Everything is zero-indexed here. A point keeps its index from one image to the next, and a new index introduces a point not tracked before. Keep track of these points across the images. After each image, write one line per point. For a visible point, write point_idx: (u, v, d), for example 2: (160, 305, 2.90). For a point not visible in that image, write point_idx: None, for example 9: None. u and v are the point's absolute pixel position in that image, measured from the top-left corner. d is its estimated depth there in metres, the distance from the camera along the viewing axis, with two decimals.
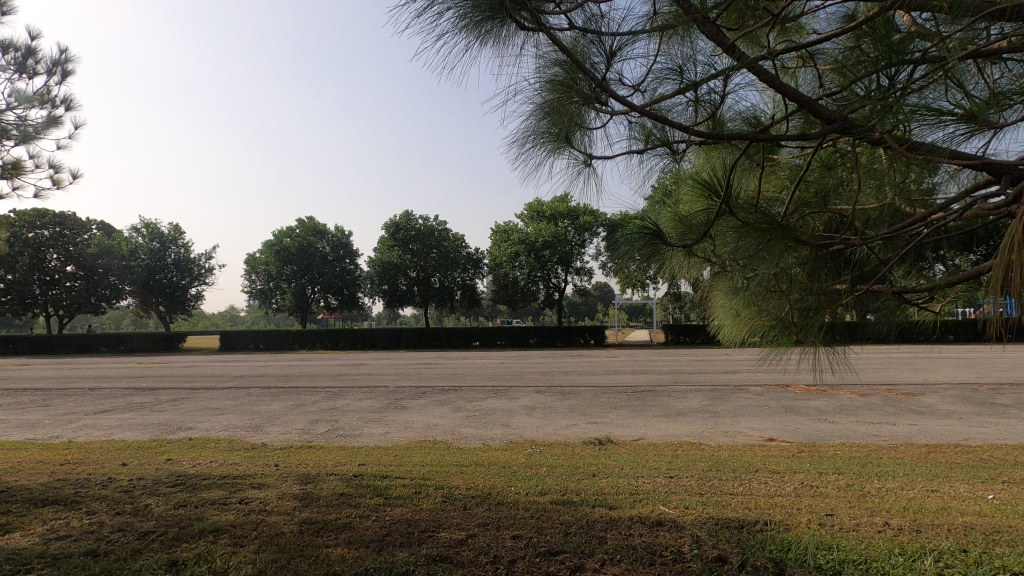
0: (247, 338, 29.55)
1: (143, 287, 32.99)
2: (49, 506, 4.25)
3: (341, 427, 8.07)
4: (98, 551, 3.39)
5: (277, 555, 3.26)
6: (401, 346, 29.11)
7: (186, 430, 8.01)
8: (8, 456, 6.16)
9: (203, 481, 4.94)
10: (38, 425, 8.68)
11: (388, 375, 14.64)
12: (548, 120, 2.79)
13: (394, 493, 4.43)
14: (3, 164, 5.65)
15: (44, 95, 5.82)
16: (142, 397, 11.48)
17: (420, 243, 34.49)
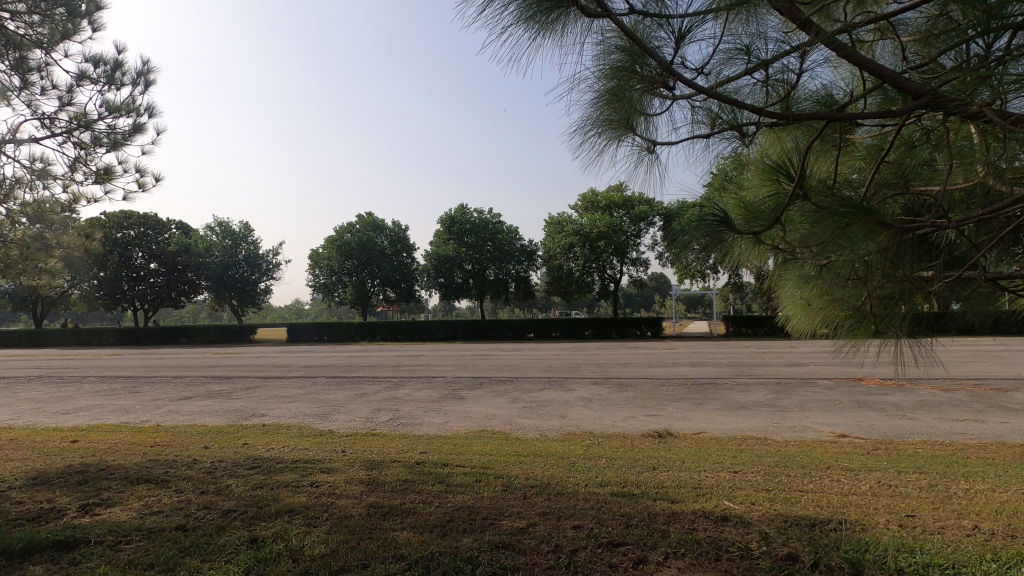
0: (311, 329, 30.79)
1: (218, 283, 35.28)
2: (143, 484, 4.63)
3: (402, 416, 8.33)
4: (187, 526, 3.66)
5: (348, 536, 3.40)
6: (457, 337, 29.67)
7: (259, 417, 8.47)
8: (106, 438, 6.74)
9: (276, 465, 5.23)
10: (130, 410, 9.43)
11: (445, 366, 14.97)
12: (607, 108, 2.76)
13: (456, 481, 4.54)
14: (96, 170, 6.13)
15: (129, 105, 6.24)
16: (219, 385, 12.25)
17: (474, 236, 34.95)
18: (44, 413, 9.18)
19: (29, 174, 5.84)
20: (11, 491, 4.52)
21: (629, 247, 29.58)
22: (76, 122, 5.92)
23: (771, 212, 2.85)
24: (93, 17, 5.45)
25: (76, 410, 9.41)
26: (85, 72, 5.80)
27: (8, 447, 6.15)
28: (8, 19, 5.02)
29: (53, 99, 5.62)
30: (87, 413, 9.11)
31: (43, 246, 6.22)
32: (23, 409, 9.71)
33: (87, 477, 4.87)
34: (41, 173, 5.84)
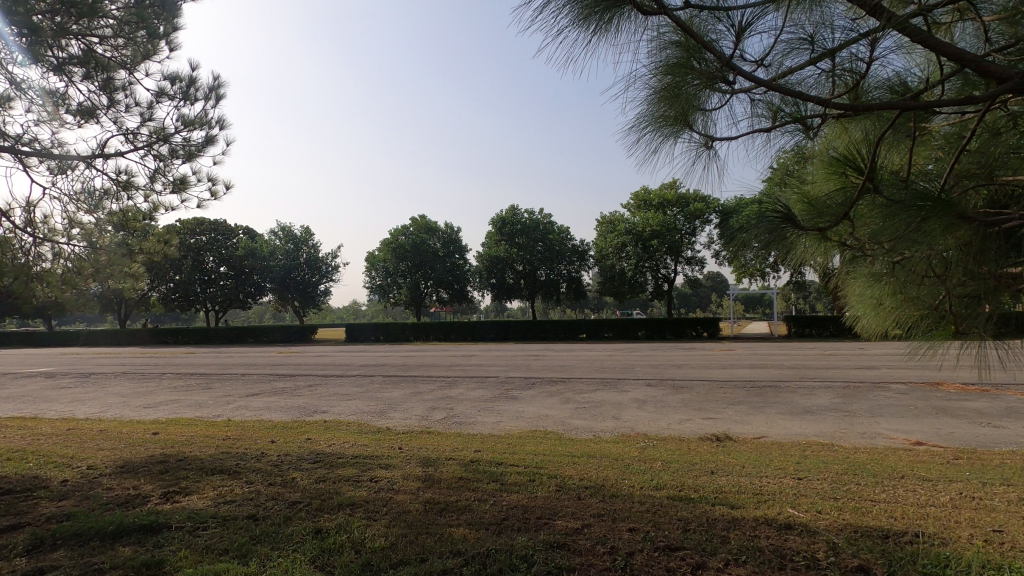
0: (368, 330, 31.73)
1: (281, 285, 36.97)
2: (217, 474, 4.93)
3: (456, 415, 8.47)
4: (257, 515, 3.87)
5: (406, 530, 3.50)
6: (508, 337, 29.85)
7: (321, 414, 8.82)
8: (183, 431, 7.20)
9: (337, 459, 5.43)
10: (204, 404, 10.03)
11: (497, 366, 15.11)
12: (663, 105, 2.73)
13: (510, 480, 4.58)
14: (173, 181, 6.57)
15: (202, 118, 6.65)
16: (283, 382, 12.84)
17: (525, 236, 35.06)
18: (129, 407, 9.91)
19: (115, 186, 6.33)
20: (102, 478, 4.91)
21: (684, 245, 28.92)
22: (156, 136, 6.36)
23: (838, 207, 2.73)
24: (170, 38, 5.83)
25: (156, 405, 10.11)
26: (164, 90, 6.22)
27: (99, 438, 6.68)
28: (97, 44, 5.44)
29: (136, 116, 6.06)
30: (166, 407, 9.77)
31: (127, 253, 6.72)
32: (112, 402, 10.53)
33: (168, 466, 5.22)
34: (125, 185, 6.32)
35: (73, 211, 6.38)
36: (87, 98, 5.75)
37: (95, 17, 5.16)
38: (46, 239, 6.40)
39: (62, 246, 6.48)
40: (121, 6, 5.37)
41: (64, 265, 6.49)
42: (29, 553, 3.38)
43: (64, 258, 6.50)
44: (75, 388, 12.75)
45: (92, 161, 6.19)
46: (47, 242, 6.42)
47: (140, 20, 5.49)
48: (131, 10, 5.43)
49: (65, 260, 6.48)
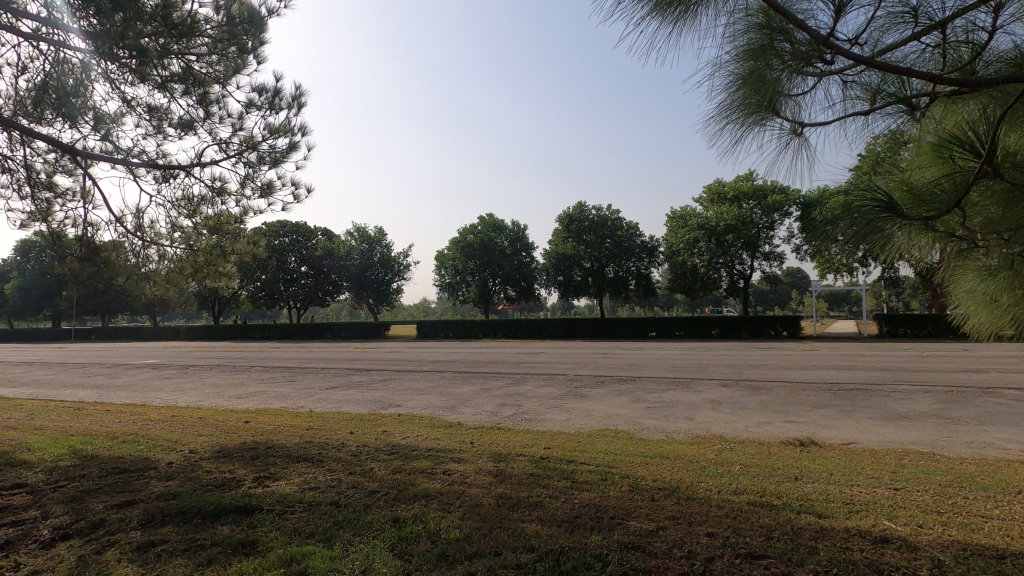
0: (438, 326, 32.48)
1: (357, 283, 38.62)
2: (302, 462, 5.23)
3: (525, 412, 8.50)
4: (339, 502, 4.06)
5: (480, 523, 3.56)
6: (576, 335, 29.61)
7: (395, 407, 9.14)
8: (270, 420, 7.68)
9: (412, 452, 5.61)
10: (289, 396, 10.66)
11: (566, 364, 15.06)
12: (746, 90, 2.70)
13: (581, 478, 4.54)
14: (261, 186, 7.02)
15: (286, 126, 7.04)
16: (360, 376, 13.43)
17: (593, 233, 34.66)
18: (224, 397, 10.69)
19: (210, 193, 6.84)
20: (201, 461, 5.33)
21: (761, 240, 27.64)
22: (245, 144, 6.81)
23: (947, 195, 2.53)
24: (257, 52, 6.23)
25: (246, 396, 10.84)
26: (252, 101, 6.65)
27: (198, 424, 7.26)
28: (195, 61, 5.87)
29: (228, 126, 6.51)
30: (256, 398, 10.48)
31: (221, 254, 7.23)
32: (208, 392, 11.39)
33: (258, 453, 5.59)
34: (219, 191, 6.81)
35: (175, 216, 6.95)
36: (186, 112, 6.24)
37: (192, 37, 5.59)
38: (152, 242, 7.01)
39: (165, 249, 7.08)
40: (215, 25, 5.78)
41: (168, 266, 7.09)
42: (143, 527, 3.73)
43: (167, 259, 7.09)
44: (176, 379, 13.89)
45: (190, 170, 6.72)
46: (153, 245, 7.03)
47: (230, 37, 5.90)
48: (223, 28, 5.84)
49: (168, 261, 7.07)
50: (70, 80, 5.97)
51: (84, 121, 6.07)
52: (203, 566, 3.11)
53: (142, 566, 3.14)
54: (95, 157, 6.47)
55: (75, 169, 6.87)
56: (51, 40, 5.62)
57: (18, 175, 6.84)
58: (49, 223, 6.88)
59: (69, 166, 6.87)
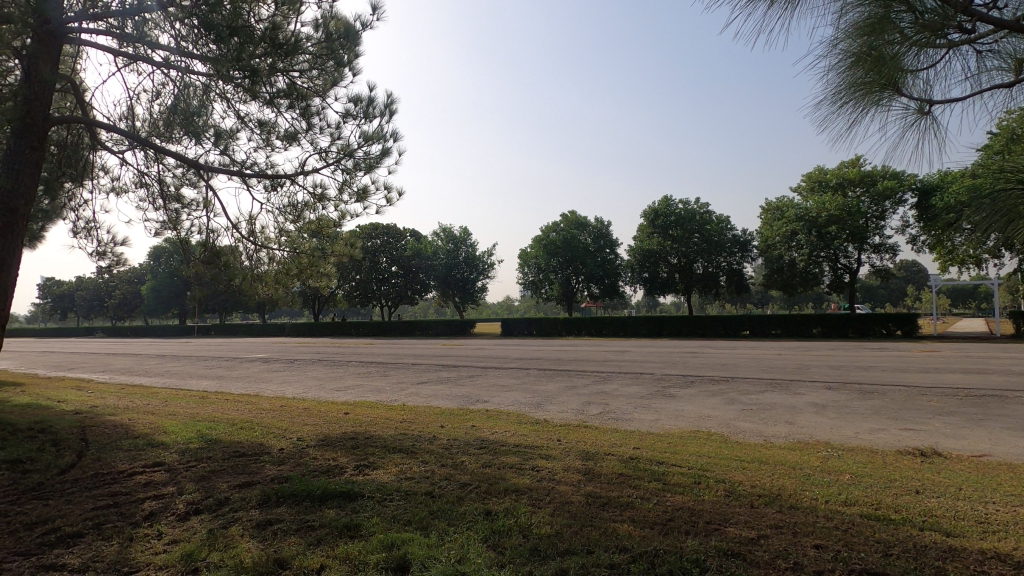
0: (522, 324, 32.76)
1: (443, 283, 40.18)
2: (398, 453, 5.49)
3: (612, 411, 8.39)
4: (433, 493, 4.23)
5: (570, 521, 3.56)
6: (663, 333, 28.70)
7: (483, 403, 9.34)
8: (367, 412, 8.12)
9: (500, 447, 5.72)
10: (383, 390, 11.21)
11: (653, 363, 14.67)
12: (861, 68, 2.91)
13: (673, 480, 4.41)
14: (357, 191, 7.43)
15: (378, 132, 7.39)
16: (448, 372, 13.86)
17: (680, 228, 33.43)
18: (325, 390, 11.44)
19: (313, 199, 7.35)
20: (308, 449, 5.75)
21: (870, 231, 25.50)
22: (343, 152, 7.24)
23: None
24: (352, 65, 6.60)
25: (345, 389, 11.51)
26: (348, 111, 7.06)
27: (303, 414, 7.82)
28: (298, 77, 6.31)
29: (327, 136, 6.95)
30: (354, 391, 11.12)
31: (322, 255, 7.71)
32: (312, 385, 12.21)
33: (358, 443, 5.93)
34: (320, 198, 7.30)
35: (282, 222, 7.53)
36: (290, 124, 6.73)
37: (295, 54, 6.02)
38: (262, 246, 7.65)
39: (274, 252, 7.69)
40: (315, 42, 6.21)
41: (275, 267, 7.70)
42: (261, 506, 4.09)
43: (275, 261, 7.70)
44: (283, 373, 15.01)
45: (295, 178, 7.26)
46: (263, 248, 7.66)
47: (329, 52, 6.31)
48: (322, 44, 6.25)
49: (277, 262, 7.68)
50: (193, 102, 6.64)
51: (206, 137, 6.74)
52: (313, 546, 3.35)
53: (262, 542, 3.44)
54: (215, 170, 7.16)
55: (198, 181, 7.63)
56: (177, 67, 6.28)
57: (153, 189, 7.71)
58: (178, 231, 7.70)
59: (193, 179, 7.65)
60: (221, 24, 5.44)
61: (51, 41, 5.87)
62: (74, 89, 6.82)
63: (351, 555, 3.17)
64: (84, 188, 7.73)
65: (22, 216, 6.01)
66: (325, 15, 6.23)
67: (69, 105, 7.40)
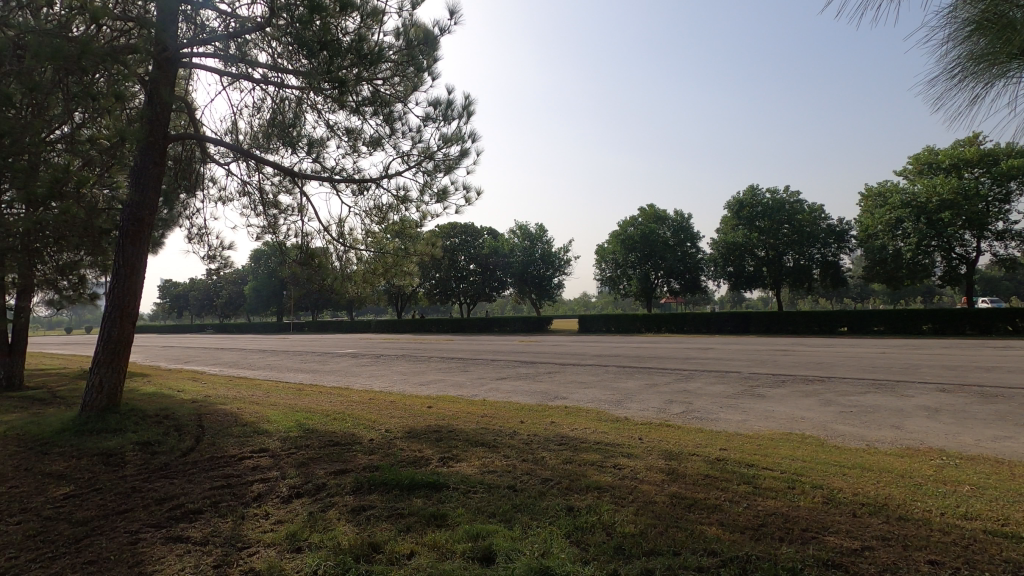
0: (599, 321, 32.33)
1: (520, 280, 40.63)
2: (480, 446, 5.61)
3: (696, 410, 8.12)
4: (516, 487, 4.29)
5: (655, 521, 3.49)
6: (750, 331, 27.28)
7: (562, 400, 9.32)
8: (449, 407, 8.36)
9: (581, 444, 5.69)
10: (464, 385, 11.51)
11: (740, 361, 14.02)
12: (989, 36, 2.77)
13: (765, 484, 4.20)
14: (437, 192, 7.67)
15: (456, 134, 7.57)
16: (527, 368, 14.00)
17: (768, 219, 31.68)
18: (410, 384, 11.92)
19: (396, 201, 7.66)
20: (397, 440, 6.01)
21: (991, 217, 22.92)
22: (424, 155, 7.48)
23: None
24: (432, 70, 6.80)
25: (427, 384, 11.92)
26: (428, 115, 7.28)
27: (391, 407, 8.19)
28: (381, 85, 6.58)
29: (409, 140, 7.22)
30: (436, 385, 11.51)
31: (405, 254, 7.98)
32: (397, 379, 12.75)
33: (442, 436, 6.14)
34: (403, 199, 7.60)
35: (368, 223, 7.93)
36: (375, 130, 7.05)
37: (378, 63, 6.27)
38: (350, 247, 8.08)
39: (361, 253, 8.10)
40: (397, 50, 6.44)
41: (363, 267, 8.12)
42: (355, 492, 4.34)
43: (363, 260, 8.11)
44: (371, 367, 15.80)
45: (380, 182, 7.61)
46: (352, 249, 8.09)
47: (409, 59, 6.54)
48: (403, 51, 6.47)
49: (364, 262, 8.09)
50: (288, 114, 7.12)
51: (300, 146, 7.21)
52: (403, 532, 3.51)
53: (357, 526, 3.65)
54: (308, 177, 7.65)
55: (293, 188, 8.19)
56: (274, 82, 6.76)
57: (254, 197, 8.36)
58: (276, 235, 8.30)
59: (289, 186, 8.21)
60: (312, 40, 5.78)
61: (168, 67, 6.50)
62: (188, 109, 7.54)
63: (439, 543, 3.29)
64: (196, 198, 8.52)
65: (147, 224, 6.74)
66: (406, 23, 6.46)
67: (184, 123, 8.17)
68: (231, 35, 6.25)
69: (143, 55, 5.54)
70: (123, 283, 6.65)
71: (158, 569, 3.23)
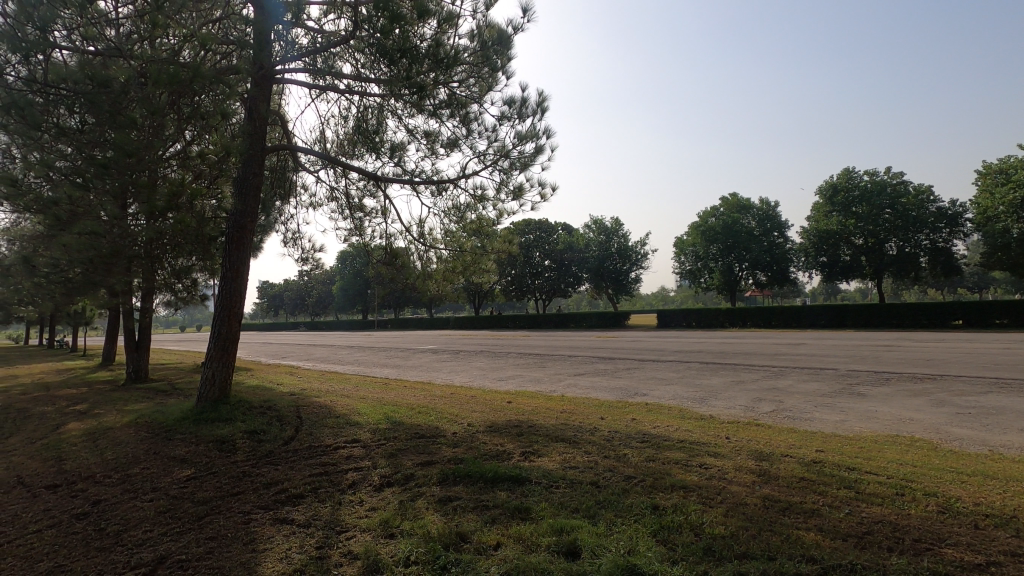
0: (679, 316, 31.27)
1: (596, 275, 40.09)
2: (560, 442, 5.63)
3: (787, 408, 7.68)
4: (599, 483, 4.27)
5: (747, 523, 3.36)
6: (848, 324, 25.40)
7: (642, 396, 9.13)
8: (528, 402, 8.44)
9: (664, 441, 5.56)
10: (543, 381, 11.57)
11: (837, 357, 13.09)
12: None
13: (869, 489, 3.92)
14: (513, 189, 7.74)
15: (531, 130, 7.61)
16: (605, 364, 13.83)
17: (866, 204, 29.30)
18: (489, 379, 12.15)
19: (474, 200, 7.82)
20: (479, 433, 6.16)
21: None
22: (500, 153, 7.59)
23: None
24: (506, 69, 6.88)
25: (506, 379, 12.09)
26: (503, 114, 7.37)
27: (472, 401, 8.39)
28: (457, 87, 6.73)
29: (485, 139, 7.35)
30: (515, 381, 11.66)
31: (483, 252, 8.12)
32: (476, 375, 13.02)
33: (522, 430, 6.21)
34: (480, 198, 7.74)
35: (446, 223, 8.15)
36: (452, 132, 7.24)
37: (454, 66, 6.43)
38: (430, 247, 8.34)
39: (440, 251, 8.35)
40: (472, 52, 6.57)
41: (442, 265, 8.36)
42: (441, 483, 4.50)
43: (442, 259, 8.35)
44: (451, 362, 16.25)
45: (457, 182, 7.80)
46: (432, 248, 8.36)
47: (484, 59, 6.65)
48: (478, 52, 6.60)
49: (444, 261, 8.32)
50: (370, 121, 7.46)
51: (382, 151, 7.53)
52: (489, 524, 3.61)
53: (444, 516, 3.79)
54: (390, 180, 7.98)
55: (376, 191, 8.58)
56: (357, 91, 7.11)
57: (341, 201, 8.84)
58: (362, 236, 8.73)
59: (373, 190, 8.61)
60: (393, 49, 6.02)
61: (265, 84, 7.03)
62: (282, 121, 8.10)
63: (524, 536, 3.35)
64: (289, 205, 9.13)
65: (248, 230, 7.33)
66: (480, 25, 6.57)
67: (278, 135, 8.78)
68: (318, 50, 6.63)
69: (243, 74, 6.02)
70: (230, 285, 7.27)
71: (270, 546, 3.53)
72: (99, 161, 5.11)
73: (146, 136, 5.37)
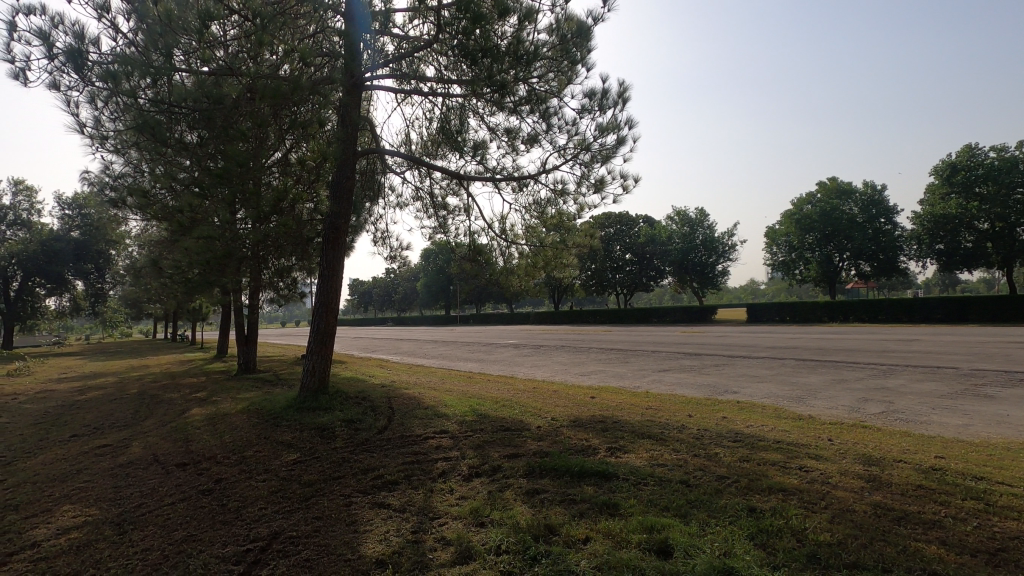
0: (772, 310, 29.57)
1: (679, 269, 38.74)
2: (646, 439, 5.51)
3: (899, 410, 7.06)
4: (689, 482, 4.14)
5: (855, 531, 3.13)
6: (969, 319, 22.90)
7: (733, 394, 8.75)
8: (611, 398, 8.33)
9: (758, 442, 5.29)
10: (626, 376, 11.38)
11: (958, 355, 11.82)
12: None
13: (1002, 501, 3.51)
14: (594, 182, 7.66)
15: (612, 122, 7.47)
16: (692, 360, 13.36)
17: (992, 184, 26.19)
18: (572, 374, 12.12)
19: (554, 195, 7.82)
20: (563, 428, 6.16)
21: None
22: (580, 147, 7.53)
23: None
24: (585, 61, 6.82)
25: (589, 374, 12.01)
26: (584, 107, 7.30)
27: (555, 396, 8.41)
28: (536, 83, 6.74)
29: (565, 133, 7.32)
30: (598, 376, 11.55)
31: (563, 247, 8.11)
32: (558, 370, 13.05)
33: (607, 426, 6.14)
34: (560, 193, 7.73)
35: (527, 218, 8.21)
36: (532, 127, 7.27)
37: (533, 62, 6.44)
38: (511, 243, 8.45)
39: (521, 247, 8.43)
40: (551, 46, 6.56)
41: (522, 260, 8.42)
42: (527, 475, 4.57)
43: (523, 254, 8.43)
44: (532, 357, 16.36)
45: (538, 177, 7.83)
46: (513, 244, 8.46)
47: (564, 53, 6.63)
48: (557, 46, 6.58)
49: (524, 256, 8.39)
50: (453, 121, 7.66)
51: (465, 150, 7.71)
52: (577, 517, 3.62)
53: (532, 507, 3.84)
54: (473, 178, 8.16)
55: (459, 190, 8.81)
56: (441, 93, 7.32)
57: (426, 201, 9.15)
58: (445, 234, 9.00)
59: (455, 188, 8.84)
60: (474, 49, 6.13)
61: (356, 91, 7.42)
62: (370, 126, 8.51)
63: (613, 531, 3.33)
64: (379, 205, 9.59)
65: (343, 230, 7.76)
66: (559, 19, 6.53)
67: (367, 140, 9.23)
68: (404, 55, 6.90)
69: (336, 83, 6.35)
70: (328, 282, 7.75)
71: (369, 528, 3.74)
72: (215, 171, 5.63)
73: (253, 146, 5.81)
